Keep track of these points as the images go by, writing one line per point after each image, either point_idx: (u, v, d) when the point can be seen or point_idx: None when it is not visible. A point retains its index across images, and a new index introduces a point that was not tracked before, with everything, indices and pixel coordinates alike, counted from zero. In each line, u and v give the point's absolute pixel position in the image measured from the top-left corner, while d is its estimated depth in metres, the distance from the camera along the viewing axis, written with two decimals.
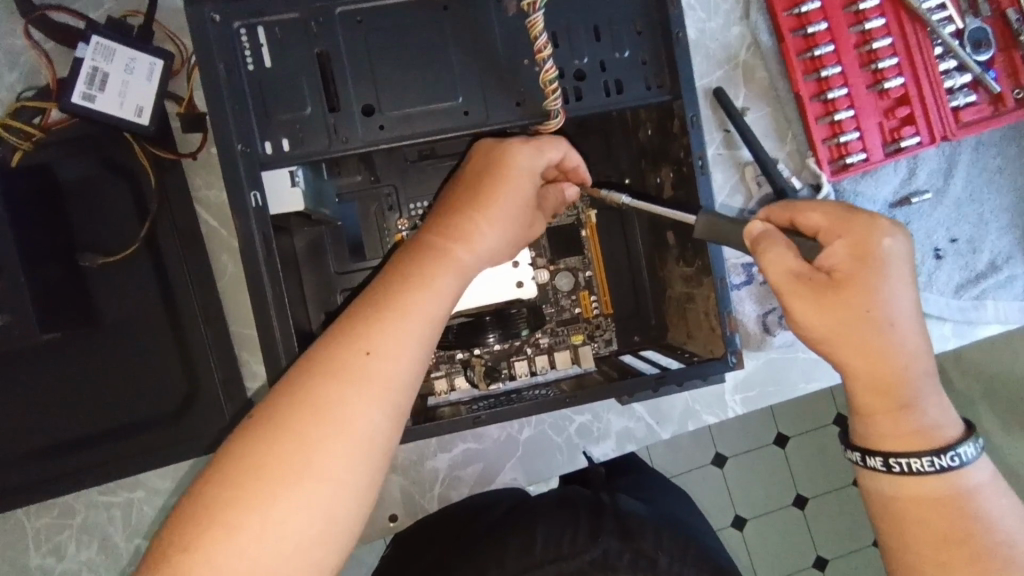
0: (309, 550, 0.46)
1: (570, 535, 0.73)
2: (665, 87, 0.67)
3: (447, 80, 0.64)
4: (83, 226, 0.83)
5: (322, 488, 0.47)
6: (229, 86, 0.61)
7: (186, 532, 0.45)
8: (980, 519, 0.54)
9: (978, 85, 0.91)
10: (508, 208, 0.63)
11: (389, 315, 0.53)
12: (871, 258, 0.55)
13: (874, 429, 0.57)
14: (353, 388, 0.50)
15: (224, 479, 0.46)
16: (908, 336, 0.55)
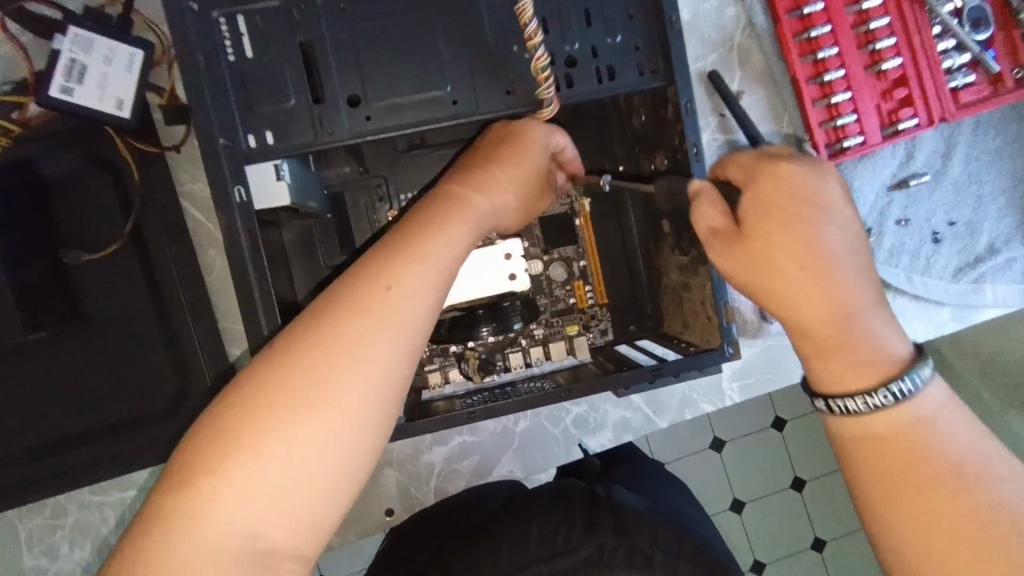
0: (327, 485, 0.43)
1: (566, 531, 0.73)
2: (659, 73, 0.65)
3: (435, 69, 0.62)
4: (65, 221, 0.80)
5: (344, 423, 0.43)
6: (209, 78, 0.59)
7: (207, 454, 0.41)
8: (954, 445, 0.48)
9: (977, 65, 0.90)
10: (520, 173, 0.62)
11: (411, 252, 0.49)
12: (779, 199, 0.54)
13: (820, 369, 0.53)
14: (377, 322, 0.45)
15: (246, 402, 0.42)
16: (837, 267, 0.52)
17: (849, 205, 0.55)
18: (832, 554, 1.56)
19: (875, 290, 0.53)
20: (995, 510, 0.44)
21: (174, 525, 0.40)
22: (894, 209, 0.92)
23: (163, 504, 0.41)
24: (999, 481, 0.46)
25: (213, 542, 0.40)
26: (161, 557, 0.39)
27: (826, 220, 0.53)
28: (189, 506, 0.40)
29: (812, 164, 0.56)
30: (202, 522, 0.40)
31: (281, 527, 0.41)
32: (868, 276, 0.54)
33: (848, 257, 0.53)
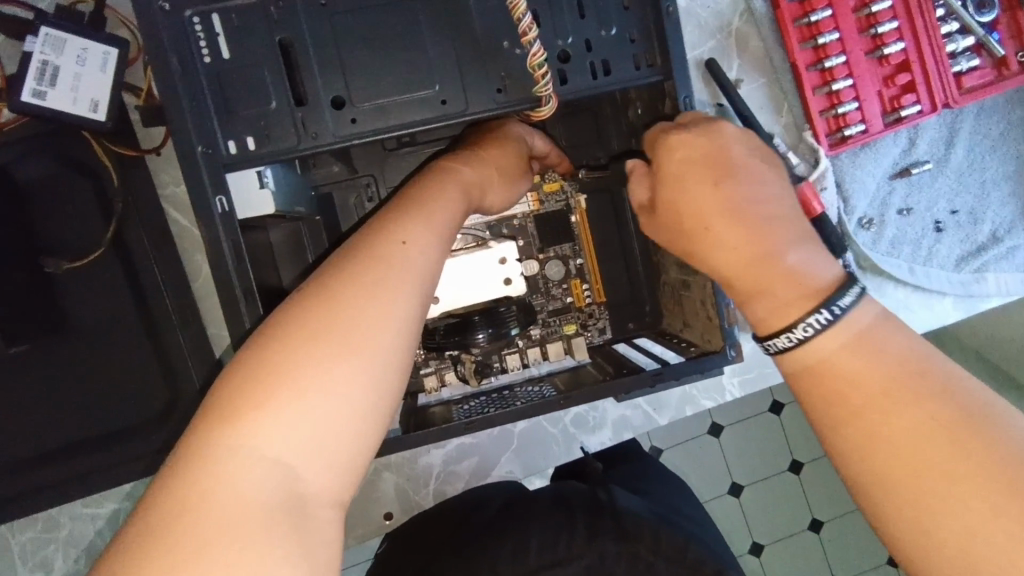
0: (361, 426, 0.43)
1: (567, 538, 0.72)
2: (656, 66, 0.62)
3: (423, 68, 0.59)
4: (45, 229, 0.78)
5: (375, 361, 0.44)
6: (185, 82, 0.56)
7: (249, 391, 0.41)
8: (904, 358, 0.45)
9: (982, 48, 0.87)
10: (503, 157, 0.71)
11: (420, 215, 0.55)
12: (685, 160, 0.59)
13: (759, 313, 0.55)
14: (399, 273, 0.49)
15: (283, 339, 0.43)
16: (746, 215, 0.56)
17: (755, 159, 0.60)
18: (830, 535, 1.56)
19: (795, 230, 0.56)
20: (961, 418, 0.42)
21: (218, 462, 0.39)
22: (895, 199, 0.90)
23: (203, 444, 0.40)
24: (958, 389, 0.43)
25: (256, 481, 0.40)
26: (205, 495, 0.38)
27: (729, 176, 0.58)
28: (232, 443, 0.40)
29: (707, 124, 0.61)
30: (246, 458, 0.40)
31: (318, 468, 0.42)
32: (786, 217, 0.57)
33: (757, 204, 0.57)
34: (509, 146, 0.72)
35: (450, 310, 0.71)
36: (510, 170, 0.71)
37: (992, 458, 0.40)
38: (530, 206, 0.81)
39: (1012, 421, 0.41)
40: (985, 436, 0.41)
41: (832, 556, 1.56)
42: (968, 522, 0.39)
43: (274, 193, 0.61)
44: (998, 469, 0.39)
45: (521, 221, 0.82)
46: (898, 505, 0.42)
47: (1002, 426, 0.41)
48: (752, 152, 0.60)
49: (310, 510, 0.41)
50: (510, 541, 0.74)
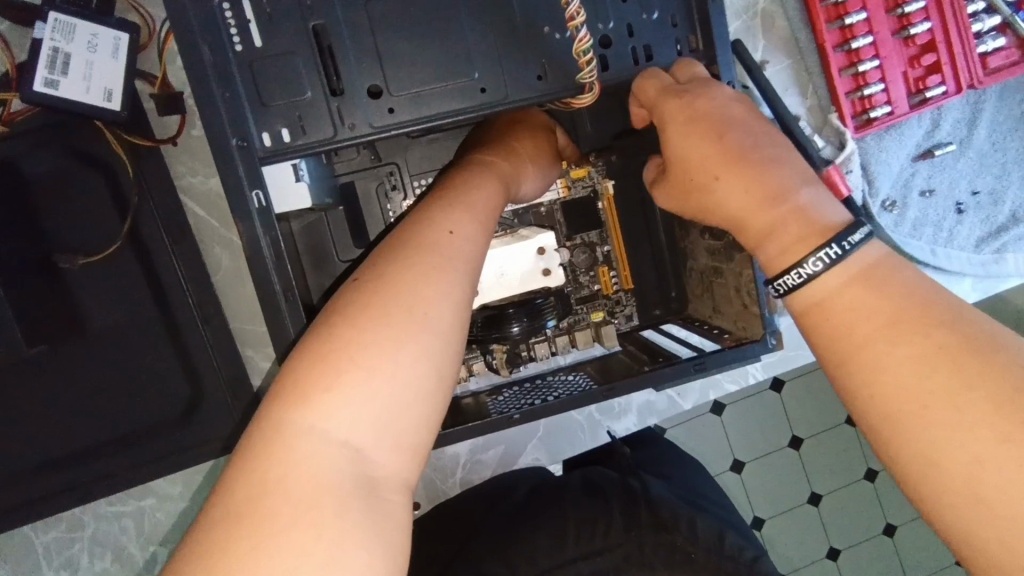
0: (424, 407, 0.42)
1: (603, 528, 0.72)
2: (699, 51, 0.62)
3: (461, 54, 0.57)
4: (59, 224, 0.75)
5: (437, 342, 0.44)
6: (217, 71, 0.53)
7: (313, 375, 0.40)
8: (911, 291, 0.45)
9: (1007, 28, 0.86)
10: (532, 147, 0.71)
11: (460, 200, 0.54)
12: (690, 117, 0.57)
13: (769, 254, 0.53)
14: (450, 259, 0.48)
15: (348, 321, 0.43)
16: (752, 160, 0.54)
17: (755, 112, 0.58)
18: (828, 508, 1.59)
19: (804, 169, 0.54)
20: (964, 347, 0.41)
21: (287, 443, 0.38)
22: (918, 180, 0.90)
23: (271, 428, 0.39)
24: (963, 321, 0.43)
25: (327, 459, 0.38)
26: (278, 477, 0.37)
27: (732, 129, 0.56)
28: (301, 427, 0.39)
29: (704, 80, 0.59)
30: (315, 440, 0.39)
31: (386, 450, 0.40)
32: (789, 157, 0.55)
33: (759, 148, 0.55)
34: (538, 139, 0.72)
35: (486, 302, 0.69)
36: (543, 163, 0.71)
37: (995, 383, 0.39)
38: (559, 192, 0.80)
39: (1018, 350, 0.41)
40: (988, 365, 0.40)
41: (831, 528, 1.59)
42: (977, 450, 0.38)
43: (309, 185, 0.61)
44: (1002, 396, 0.39)
45: (548, 208, 0.81)
46: (904, 440, 0.42)
47: (1007, 355, 0.40)
48: (747, 102, 0.58)
49: (382, 494, 0.39)
50: (545, 530, 0.73)
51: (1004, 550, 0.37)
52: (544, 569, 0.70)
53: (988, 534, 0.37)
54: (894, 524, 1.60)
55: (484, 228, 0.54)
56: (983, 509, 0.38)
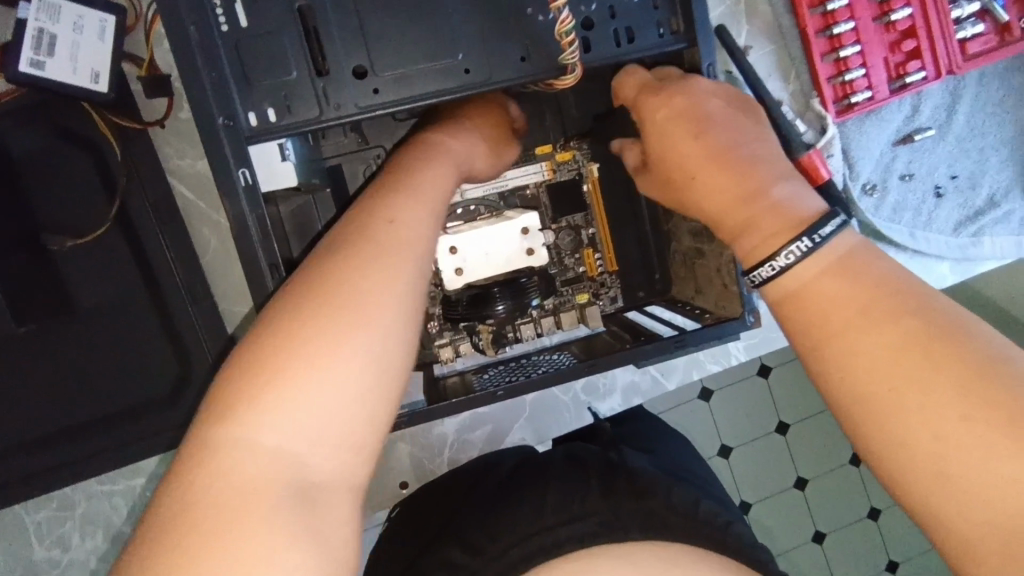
0: (367, 404, 0.41)
1: (580, 499, 0.69)
2: (681, 33, 0.62)
3: (446, 35, 0.58)
4: (47, 205, 0.75)
5: (374, 336, 0.41)
6: (204, 51, 0.54)
7: (241, 386, 0.39)
8: (882, 280, 0.45)
9: (986, 14, 0.88)
10: (483, 124, 0.71)
11: (405, 189, 0.52)
12: (669, 117, 0.59)
13: (744, 249, 0.53)
14: (391, 248, 0.46)
15: (278, 324, 0.41)
16: (731, 161, 0.55)
17: (729, 105, 0.60)
18: (813, 493, 1.61)
19: (781, 166, 0.55)
20: (931, 332, 0.42)
21: (214, 458, 0.37)
22: (898, 164, 0.92)
23: (200, 444, 0.38)
24: (930, 307, 0.43)
25: (259, 469, 0.37)
26: (204, 493, 0.36)
27: (711, 127, 0.57)
28: (228, 440, 0.38)
29: (682, 79, 0.61)
30: (243, 451, 0.37)
31: (325, 453, 0.39)
32: (770, 157, 0.56)
33: (739, 148, 0.56)
34: (489, 118, 0.73)
35: (471, 282, 0.71)
36: (493, 144, 0.71)
37: (964, 364, 0.40)
38: (544, 174, 0.81)
39: (982, 335, 0.42)
40: (960, 348, 0.41)
41: (816, 512, 1.62)
42: (940, 429, 0.39)
43: (295, 166, 0.61)
44: (965, 378, 0.40)
45: (534, 191, 0.82)
46: (875, 420, 0.42)
47: (975, 337, 0.41)
48: (729, 104, 0.60)
49: (323, 497, 0.39)
50: (524, 506, 0.70)
51: (965, 522, 0.38)
52: (521, 536, 0.66)
53: (948, 506, 0.39)
54: (878, 508, 1.63)
55: (432, 215, 0.52)
56: (943, 483, 0.39)
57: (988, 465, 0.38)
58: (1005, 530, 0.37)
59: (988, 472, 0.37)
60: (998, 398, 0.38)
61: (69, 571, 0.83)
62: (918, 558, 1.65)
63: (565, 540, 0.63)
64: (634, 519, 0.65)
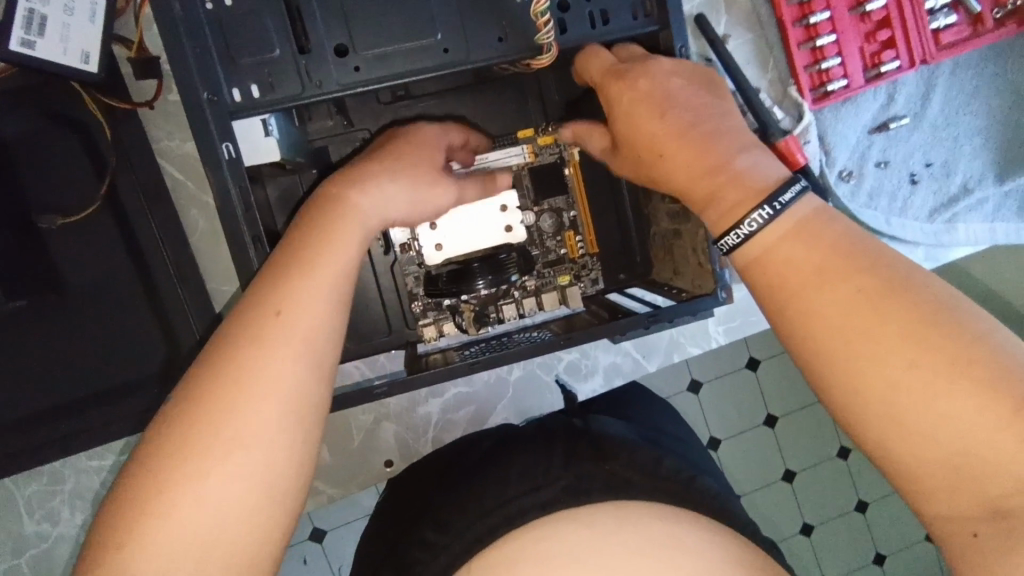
0: (246, 519, 0.43)
1: (545, 471, 0.69)
2: (653, 17, 0.65)
3: (424, 16, 0.60)
4: (38, 184, 0.77)
5: (248, 450, 0.44)
6: (188, 28, 0.56)
7: (120, 521, 0.42)
8: (839, 239, 0.47)
9: (959, 5, 0.90)
10: (394, 162, 0.62)
11: (294, 271, 0.51)
12: (633, 99, 0.59)
13: (712, 220, 0.54)
14: (271, 351, 0.47)
15: (156, 446, 0.44)
16: (692, 135, 0.56)
17: (696, 82, 0.60)
18: (802, 486, 1.63)
19: (743, 138, 0.56)
20: (882, 288, 0.44)
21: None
22: (874, 152, 0.94)
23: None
24: (882, 262, 0.46)
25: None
26: None
27: (675, 107, 0.57)
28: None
29: (641, 61, 0.62)
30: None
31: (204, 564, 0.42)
32: (731, 129, 0.57)
33: (701, 123, 0.56)
34: (419, 157, 0.65)
35: (450, 258, 0.79)
36: (422, 186, 0.63)
37: (913, 314, 0.43)
38: (525, 156, 0.82)
39: (929, 285, 0.44)
40: (909, 301, 0.43)
41: (805, 505, 1.63)
42: (892, 378, 0.42)
43: (279, 141, 0.63)
44: (913, 329, 0.42)
45: (516, 172, 0.82)
46: (838, 372, 0.45)
47: (922, 290, 0.44)
48: (690, 82, 0.60)
49: None
50: (493, 482, 0.71)
51: (915, 459, 0.42)
52: (490, 508, 0.67)
53: (901, 447, 0.42)
54: (866, 501, 1.65)
55: (326, 295, 0.51)
56: (896, 426, 0.42)
57: (935, 407, 0.41)
58: (950, 464, 0.41)
59: (934, 414, 0.41)
60: (943, 345, 0.42)
61: (58, 545, 0.85)
62: (905, 551, 1.67)
63: (529, 507, 0.64)
64: (597, 481, 0.66)
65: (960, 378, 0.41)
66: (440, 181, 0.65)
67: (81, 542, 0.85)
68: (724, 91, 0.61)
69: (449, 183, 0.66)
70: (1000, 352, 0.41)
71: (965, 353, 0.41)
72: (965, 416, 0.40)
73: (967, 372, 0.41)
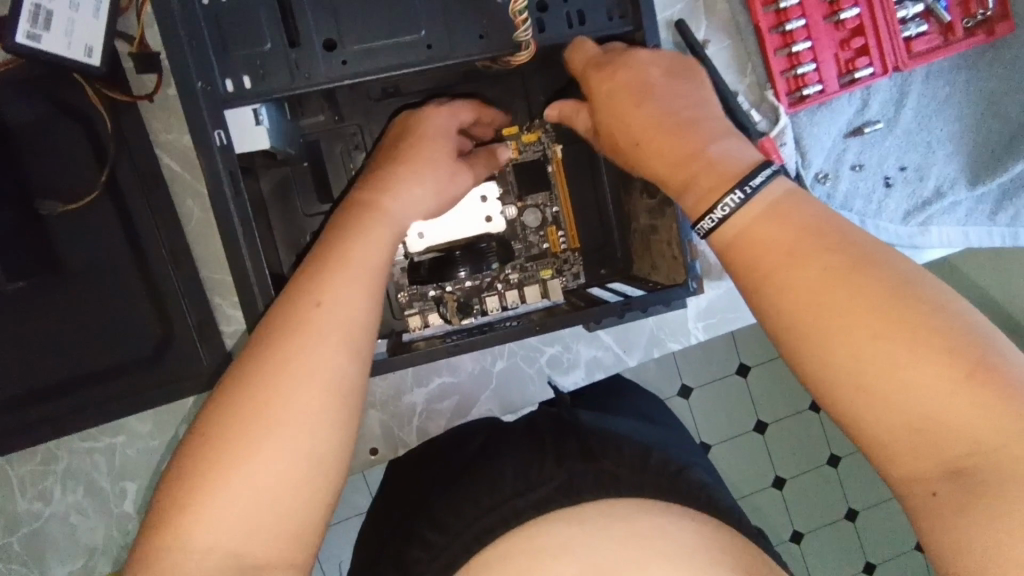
0: (297, 493, 0.46)
1: (538, 467, 0.71)
2: (627, 18, 0.68)
3: (409, 13, 0.63)
4: (41, 171, 0.80)
5: (300, 426, 0.46)
6: (184, 20, 0.59)
7: (179, 494, 0.44)
8: (809, 221, 0.49)
9: (929, 15, 0.94)
10: (422, 167, 0.66)
11: (332, 262, 0.54)
12: (613, 91, 0.63)
13: (689, 205, 0.56)
14: (315, 337, 0.49)
15: (210, 427, 0.46)
16: (668, 124, 0.59)
17: (672, 76, 0.63)
18: (791, 493, 1.64)
19: (720, 125, 0.59)
20: (849, 265, 0.46)
21: (162, 562, 0.43)
22: (849, 155, 0.97)
23: (149, 551, 0.44)
24: (851, 242, 0.48)
25: (200, 568, 0.43)
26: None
27: (651, 98, 0.61)
28: (170, 545, 0.43)
29: (621, 53, 0.65)
30: (183, 554, 0.43)
31: (261, 544, 0.44)
32: (705, 117, 0.59)
33: (677, 112, 0.60)
34: (435, 153, 0.68)
35: (432, 245, 0.82)
36: (442, 184, 0.67)
37: (876, 291, 0.45)
38: (509, 152, 0.85)
39: (893, 263, 0.47)
40: (873, 278, 0.46)
41: (794, 512, 1.64)
42: (858, 350, 0.44)
43: (270, 130, 0.65)
44: (879, 303, 0.44)
45: (501, 169, 0.86)
46: (807, 345, 0.47)
47: (884, 268, 0.46)
48: (666, 73, 0.63)
49: None
50: (486, 481, 0.72)
51: (881, 427, 0.44)
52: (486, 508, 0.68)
53: (867, 415, 0.44)
54: (855, 509, 1.66)
55: (364, 287, 0.54)
56: (862, 395, 0.44)
57: (897, 376, 0.43)
58: (911, 430, 0.43)
59: (900, 382, 0.43)
60: (905, 317, 0.44)
61: (50, 524, 0.87)
62: (894, 560, 1.67)
63: (524, 506, 0.65)
64: (589, 480, 0.66)
65: (922, 348, 0.43)
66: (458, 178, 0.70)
67: (72, 522, 0.87)
68: (702, 80, 0.64)
69: (462, 176, 0.71)
70: (958, 322, 0.43)
71: (927, 324, 0.43)
72: (926, 384, 0.42)
73: (930, 343, 0.43)
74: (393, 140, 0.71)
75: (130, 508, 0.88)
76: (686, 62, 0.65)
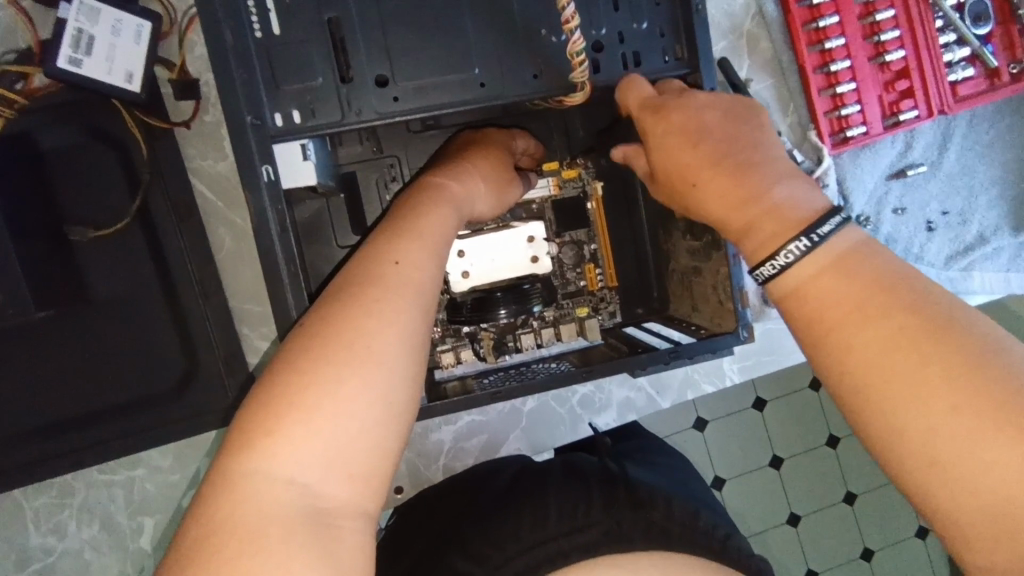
0: (375, 436, 0.44)
1: (584, 509, 0.69)
2: (684, 60, 0.67)
3: (463, 52, 0.62)
4: (72, 197, 0.79)
5: (381, 370, 0.45)
6: (237, 54, 0.57)
7: (259, 422, 0.42)
8: (879, 276, 0.46)
9: (976, 59, 0.92)
10: (488, 168, 0.71)
11: (407, 229, 0.55)
12: (668, 130, 0.61)
13: (749, 250, 0.55)
14: (397, 290, 0.49)
15: (291, 362, 0.44)
16: (727, 164, 0.57)
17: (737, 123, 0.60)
18: (806, 531, 1.60)
19: (779, 169, 0.56)
20: (919, 327, 0.43)
21: (237, 489, 0.40)
22: (891, 198, 0.95)
23: (220, 479, 0.41)
24: (925, 298, 0.44)
25: (281, 499, 0.40)
26: (231, 518, 0.39)
27: (712, 137, 0.59)
28: (248, 474, 0.41)
29: (678, 95, 0.62)
30: (262, 481, 0.41)
31: (338, 482, 0.42)
32: (770, 160, 0.57)
33: (735, 153, 0.58)
34: (498, 158, 0.74)
35: (477, 286, 0.79)
36: (502, 187, 0.73)
37: (953, 354, 0.41)
38: (549, 190, 0.84)
39: (973, 323, 0.43)
40: (945, 341, 0.42)
41: (809, 550, 1.60)
42: (929, 420, 0.41)
43: (315, 165, 0.63)
44: (951, 367, 0.41)
45: (539, 206, 0.85)
46: (871, 412, 0.44)
47: (965, 331, 0.42)
48: (724, 126, 0.61)
49: (335, 521, 0.42)
50: (528, 517, 0.70)
51: (955, 508, 0.40)
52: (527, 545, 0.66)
53: (940, 492, 0.41)
54: (871, 548, 1.62)
55: (435, 256, 0.55)
56: (934, 471, 0.41)
57: (975, 453, 0.39)
58: (989, 513, 0.39)
59: (976, 457, 0.39)
60: (987, 391, 0.40)
61: (63, 560, 0.84)
62: None
63: (569, 549, 0.64)
64: (637, 527, 0.65)
65: (1003, 423, 0.39)
66: (514, 187, 0.75)
67: (85, 559, 0.84)
68: (763, 123, 0.61)
69: (519, 186, 0.76)
70: None
71: (1010, 396, 0.39)
72: (1003, 465, 0.38)
73: (1007, 420, 0.39)
74: (463, 144, 0.78)
75: (146, 544, 0.85)
76: (750, 103, 0.62)
